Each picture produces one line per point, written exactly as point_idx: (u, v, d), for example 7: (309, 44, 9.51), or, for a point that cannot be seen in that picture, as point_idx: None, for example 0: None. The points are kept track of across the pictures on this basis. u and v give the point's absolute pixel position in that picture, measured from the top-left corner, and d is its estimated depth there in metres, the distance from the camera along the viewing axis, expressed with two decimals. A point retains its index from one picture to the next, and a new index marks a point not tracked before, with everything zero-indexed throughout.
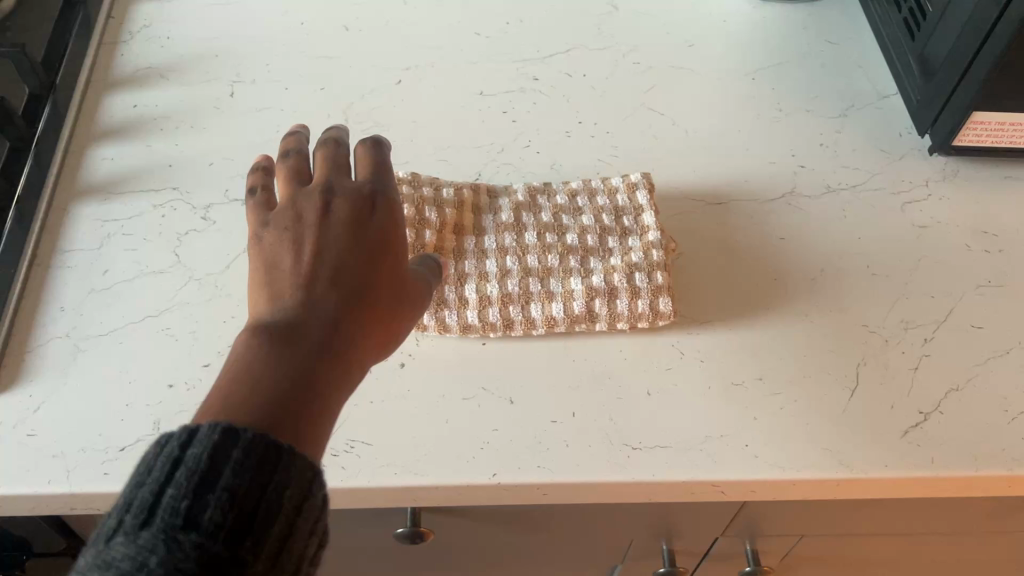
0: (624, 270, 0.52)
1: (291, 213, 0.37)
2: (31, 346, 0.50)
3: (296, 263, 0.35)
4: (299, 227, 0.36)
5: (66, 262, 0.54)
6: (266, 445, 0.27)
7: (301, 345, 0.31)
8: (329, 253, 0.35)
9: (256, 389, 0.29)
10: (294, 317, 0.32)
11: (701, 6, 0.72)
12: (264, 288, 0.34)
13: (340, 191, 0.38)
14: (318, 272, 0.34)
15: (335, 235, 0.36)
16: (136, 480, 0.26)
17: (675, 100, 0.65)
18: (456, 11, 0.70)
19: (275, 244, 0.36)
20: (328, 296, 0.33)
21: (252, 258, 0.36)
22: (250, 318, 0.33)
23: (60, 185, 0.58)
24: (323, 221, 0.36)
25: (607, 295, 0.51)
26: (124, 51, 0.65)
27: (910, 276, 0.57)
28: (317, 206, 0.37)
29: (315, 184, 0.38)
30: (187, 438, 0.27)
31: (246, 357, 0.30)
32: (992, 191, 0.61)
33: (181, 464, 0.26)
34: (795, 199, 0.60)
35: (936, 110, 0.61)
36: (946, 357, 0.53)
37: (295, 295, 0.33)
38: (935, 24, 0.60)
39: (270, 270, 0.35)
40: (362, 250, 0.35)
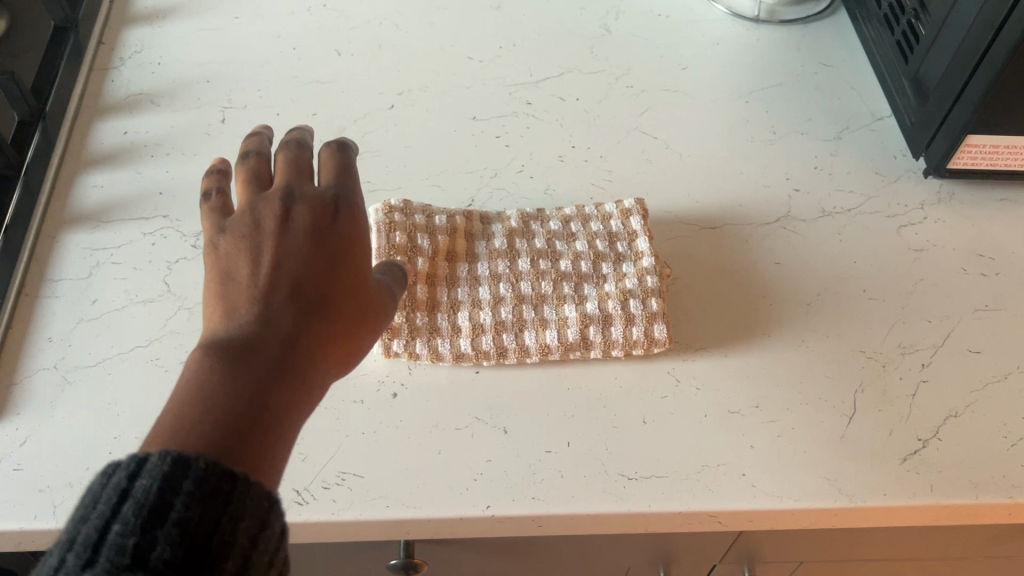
0: (618, 296, 0.52)
1: (248, 220, 0.36)
2: (18, 377, 0.50)
3: (252, 275, 0.33)
4: (257, 236, 0.35)
5: (54, 292, 0.53)
6: (219, 473, 0.26)
7: (255, 364, 0.30)
8: (288, 264, 0.34)
9: (206, 415, 0.28)
10: (248, 334, 0.31)
11: (694, 29, 0.72)
12: (218, 302, 0.33)
13: (301, 197, 0.36)
14: (274, 287, 0.33)
15: (296, 244, 0.34)
16: (81, 514, 0.25)
17: (669, 123, 0.65)
18: (449, 35, 0.70)
19: (232, 254, 0.35)
20: (285, 310, 0.32)
21: (207, 268, 0.35)
22: (203, 334, 0.32)
23: (49, 213, 0.57)
24: (283, 230, 0.35)
25: (601, 322, 0.51)
26: (115, 76, 0.65)
27: (906, 299, 0.56)
28: (276, 214, 0.36)
29: (275, 189, 0.37)
30: (136, 468, 0.26)
31: (195, 378, 0.29)
32: (988, 213, 0.61)
33: (129, 497, 0.25)
34: (789, 222, 0.60)
35: (931, 133, 0.60)
36: (945, 383, 0.53)
37: (250, 310, 0.32)
38: (928, 47, 0.60)
39: (224, 281, 0.34)
40: (322, 260, 0.34)
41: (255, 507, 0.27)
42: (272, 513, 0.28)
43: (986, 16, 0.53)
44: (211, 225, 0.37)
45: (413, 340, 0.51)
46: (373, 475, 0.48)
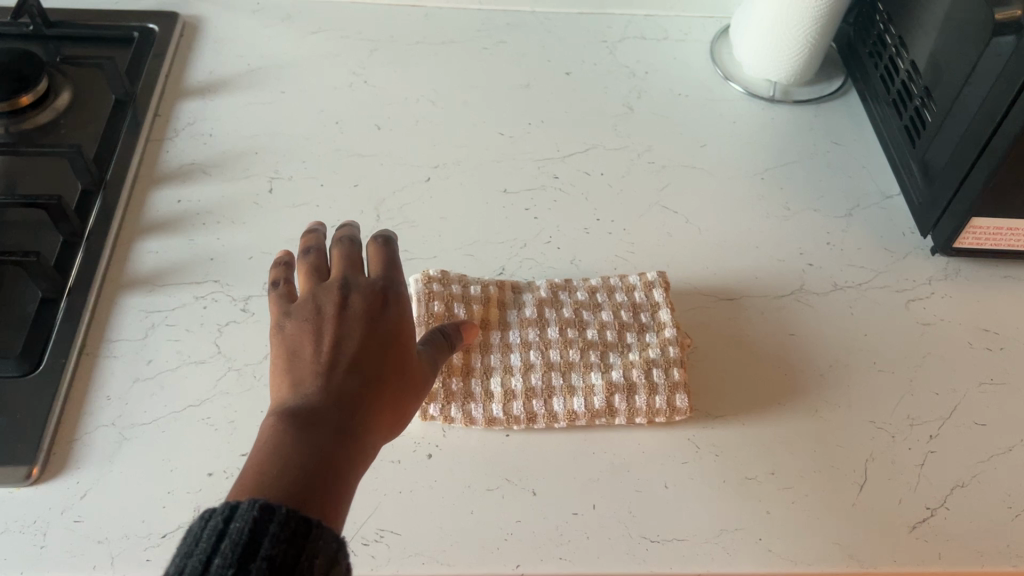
0: (639, 367, 0.55)
1: (312, 306, 0.41)
2: (80, 433, 0.53)
3: (316, 351, 0.39)
4: (319, 319, 0.40)
5: (113, 352, 0.57)
6: (297, 519, 0.31)
7: (324, 428, 0.35)
8: (347, 344, 0.39)
9: (285, 469, 0.33)
10: (315, 403, 0.36)
11: (712, 107, 0.76)
12: (287, 375, 0.38)
13: (356, 287, 0.42)
14: (336, 361, 0.38)
15: (354, 327, 0.40)
16: (184, 552, 0.29)
17: (688, 198, 0.69)
18: (481, 111, 0.74)
19: (297, 334, 0.40)
20: (346, 382, 0.38)
21: (274, 346, 0.40)
22: (274, 403, 0.38)
23: (108, 276, 0.61)
24: (341, 314, 0.41)
25: (625, 391, 0.54)
26: (170, 147, 0.69)
27: (913, 372, 0.59)
28: (336, 300, 0.41)
29: (333, 281, 0.43)
30: (229, 513, 0.30)
31: (274, 439, 0.34)
32: (992, 290, 0.64)
33: (226, 536, 0.29)
34: (803, 295, 0.63)
35: (937, 213, 0.64)
36: (951, 454, 0.55)
37: (316, 381, 0.37)
38: (934, 132, 0.64)
39: (290, 356, 0.39)
40: (375, 341, 0.40)
41: (327, 547, 0.31)
42: (341, 554, 0.32)
43: (988, 109, 0.57)
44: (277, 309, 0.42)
45: (449, 405, 0.54)
46: (410, 533, 0.50)
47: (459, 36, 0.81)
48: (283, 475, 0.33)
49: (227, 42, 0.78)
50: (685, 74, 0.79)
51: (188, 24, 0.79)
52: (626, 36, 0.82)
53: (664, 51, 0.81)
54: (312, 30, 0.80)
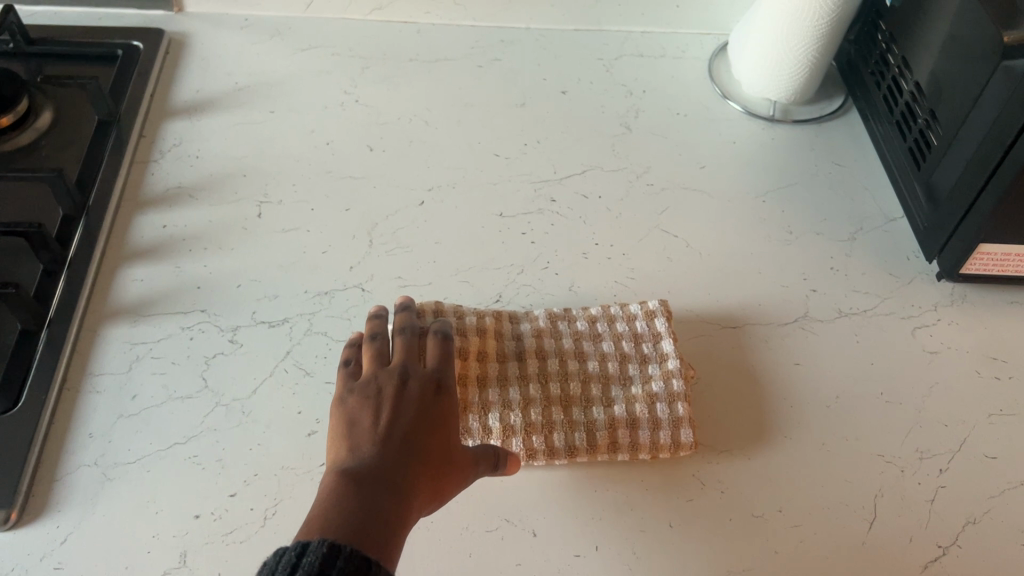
0: (642, 403, 0.54)
1: (373, 386, 0.44)
2: (60, 473, 0.51)
3: (374, 424, 0.42)
4: (379, 398, 0.43)
5: (96, 387, 0.55)
6: (360, 559, 0.33)
7: (379, 491, 0.38)
8: (403, 421, 0.42)
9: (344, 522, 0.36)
10: (371, 468, 0.39)
11: (712, 127, 0.75)
12: (345, 440, 0.41)
13: (414, 375, 0.45)
14: (391, 435, 0.41)
15: (409, 405, 0.43)
16: None
17: (688, 222, 0.67)
18: (476, 131, 0.72)
19: (358, 407, 0.43)
20: (400, 452, 0.41)
21: (334, 417, 0.44)
22: (331, 465, 0.41)
23: (91, 306, 0.59)
24: (399, 394, 0.44)
25: (627, 425, 0.53)
26: (155, 169, 0.67)
27: (922, 402, 0.58)
28: (395, 383, 0.44)
29: (394, 365, 0.46)
30: (301, 549, 0.32)
31: (333, 498, 0.37)
32: (999, 315, 0.63)
33: (299, 568, 0.31)
34: (808, 322, 0.62)
35: (944, 238, 0.63)
36: (963, 488, 0.54)
37: (372, 449, 0.41)
38: (940, 155, 0.63)
39: (348, 425, 0.42)
40: (427, 419, 0.43)
41: None
42: None
43: (995, 136, 0.56)
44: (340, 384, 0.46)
45: None
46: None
47: (453, 53, 0.79)
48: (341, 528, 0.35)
49: (215, 60, 0.76)
50: (683, 93, 0.77)
51: (174, 40, 0.77)
52: (623, 53, 0.80)
53: (662, 69, 0.79)
54: (301, 46, 0.78)
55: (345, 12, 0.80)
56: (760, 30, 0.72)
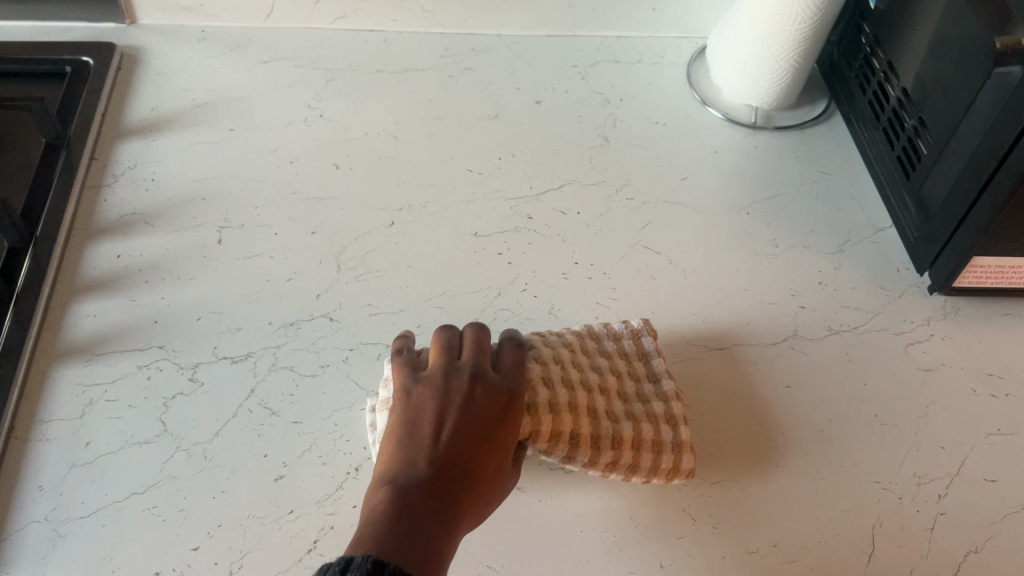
0: (664, 426, 0.50)
1: (441, 384, 0.45)
2: (7, 532, 0.47)
3: (434, 432, 0.43)
4: (446, 399, 0.44)
5: (46, 434, 0.51)
6: None
7: (424, 512, 0.39)
8: (462, 433, 0.43)
9: (385, 544, 0.36)
10: (423, 484, 0.40)
11: (693, 136, 0.72)
12: (402, 448, 0.42)
13: (484, 378, 0.46)
14: (446, 448, 0.42)
15: (471, 416, 0.43)
16: None
17: (672, 236, 0.65)
18: (448, 146, 0.69)
19: (419, 407, 0.44)
20: (450, 471, 0.41)
21: (397, 411, 0.45)
22: (386, 469, 0.42)
23: (40, 345, 0.55)
24: (466, 401, 0.44)
25: (652, 446, 0.49)
26: (108, 195, 0.63)
27: (918, 425, 0.56)
28: (465, 386, 0.45)
29: (465, 365, 0.47)
30: (345, 566, 0.34)
31: (381, 516, 0.38)
32: (993, 329, 0.61)
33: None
34: (798, 341, 0.59)
35: (936, 251, 0.60)
36: (963, 516, 0.52)
37: (427, 463, 0.41)
38: (930, 165, 0.60)
39: (407, 433, 0.43)
40: (485, 436, 0.43)
41: None
42: None
43: (990, 144, 0.54)
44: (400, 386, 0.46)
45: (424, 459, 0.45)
46: None
47: (422, 63, 0.76)
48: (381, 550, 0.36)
49: (170, 75, 0.72)
50: (662, 100, 0.75)
51: (127, 55, 0.73)
52: (598, 60, 0.78)
53: (639, 76, 0.76)
54: (262, 59, 0.74)
55: (308, 22, 0.77)
56: (744, 11, 0.69)
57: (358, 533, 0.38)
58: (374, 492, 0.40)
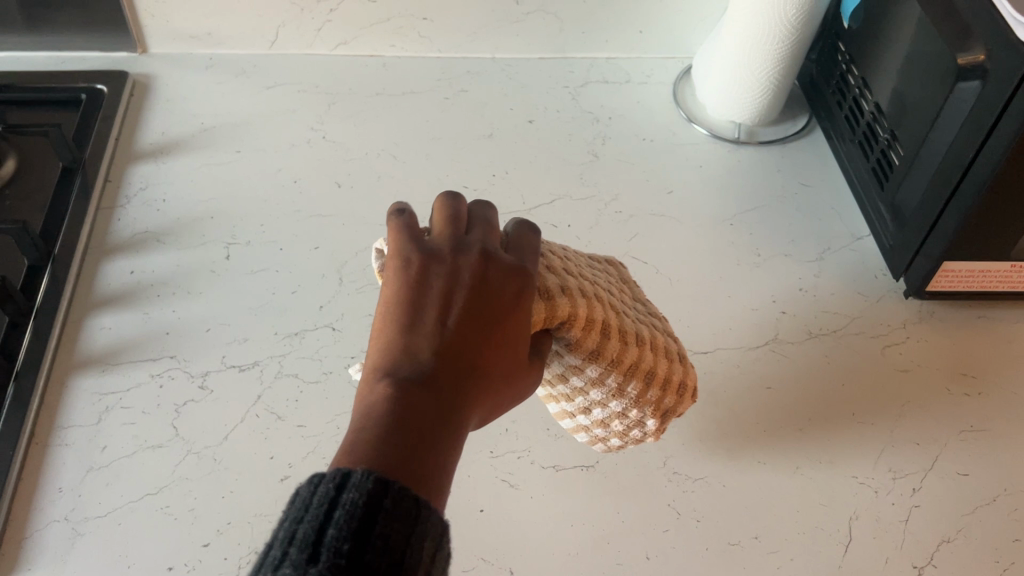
0: (674, 365, 0.49)
1: (447, 266, 0.39)
2: (30, 531, 0.50)
3: (438, 317, 0.37)
4: (450, 283, 0.38)
5: (64, 440, 0.54)
6: (409, 499, 0.30)
7: (429, 395, 0.35)
8: (467, 320, 0.38)
9: (389, 435, 0.33)
10: (425, 373, 0.36)
11: (679, 151, 0.75)
12: (401, 333, 0.37)
13: (494, 264, 0.40)
14: (450, 338, 0.37)
15: (476, 305, 0.38)
16: (296, 516, 0.29)
17: (658, 246, 0.68)
18: (444, 164, 0.72)
19: (420, 290, 0.38)
20: (455, 361, 0.37)
21: (396, 287, 0.38)
22: (382, 356, 0.37)
23: (58, 357, 0.58)
24: (472, 286, 0.39)
25: (659, 384, 0.48)
26: (121, 215, 0.67)
27: (894, 423, 0.58)
28: (473, 269, 0.39)
29: (471, 246, 0.40)
30: (342, 481, 0.30)
31: (382, 399, 0.34)
32: (967, 330, 0.63)
33: (338, 506, 0.29)
34: (779, 345, 0.62)
35: (909, 257, 0.63)
36: (937, 508, 0.54)
37: (430, 356, 0.36)
38: (902, 175, 0.63)
39: (404, 327, 0.37)
40: (491, 327, 0.38)
41: (434, 533, 0.30)
42: (443, 539, 0.31)
43: (955, 154, 0.57)
44: (396, 282, 0.39)
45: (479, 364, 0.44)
46: None
47: (419, 86, 0.79)
48: (387, 442, 0.33)
49: (179, 101, 0.76)
50: (650, 118, 0.78)
51: (138, 82, 0.77)
52: (588, 80, 0.81)
53: (627, 95, 0.80)
54: (267, 84, 0.78)
55: (310, 48, 0.80)
56: (733, 10, 0.71)
57: (354, 427, 0.34)
58: (371, 388, 0.35)
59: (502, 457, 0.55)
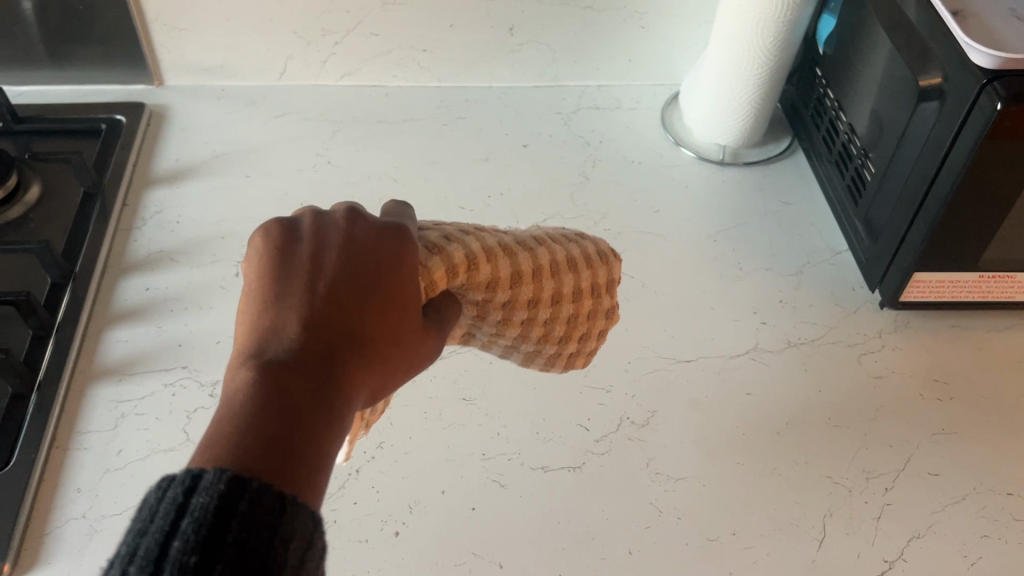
0: (588, 270, 0.47)
1: (313, 245, 0.37)
2: (50, 527, 0.54)
3: (306, 297, 0.35)
4: (315, 263, 0.36)
5: (83, 443, 0.58)
6: (270, 495, 0.28)
7: (299, 377, 0.32)
8: (339, 296, 0.35)
9: (253, 422, 0.30)
10: (294, 354, 0.33)
11: (666, 172, 0.79)
12: (263, 317, 0.34)
13: (367, 241, 0.38)
14: (319, 315, 0.35)
15: (349, 279, 0.36)
16: (140, 527, 0.26)
17: (645, 262, 0.71)
18: (442, 186, 0.76)
19: (283, 273, 0.36)
20: (326, 340, 0.34)
21: (255, 275, 0.36)
22: (245, 344, 0.34)
23: (77, 368, 0.62)
24: (344, 260, 0.36)
25: (573, 298, 0.47)
26: (137, 236, 0.71)
27: (868, 426, 0.61)
28: (339, 247, 0.37)
29: (339, 224, 0.38)
30: (191, 485, 0.27)
31: (246, 385, 0.31)
32: (939, 340, 0.67)
33: (187, 513, 0.27)
34: (758, 353, 0.65)
35: (883, 269, 0.66)
36: (908, 506, 0.57)
37: (295, 336, 0.34)
38: (874, 191, 0.67)
39: (268, 305, 0.34)
40: (366, 300, 0.36)
41: (301, 529, 0.28)
42: (315, 534, 0.29)
43: (920, 170, 0.60)
44: (255, 263, 0.36)
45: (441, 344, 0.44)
46: None
47: (419, 114, 0.83)
48: (252, 429, 0.30)
49: (193, 129, 0.80)
50: (639, 142, 0.82)
51: (155, 112, 0.82)
52: (580, 107, 0.85)
53: (617, 120, 0.84)
54: (276, 113, 0.82)
55: (316, 79, 0.85)
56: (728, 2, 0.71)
57: (216, 418, 0.31)
58: (231, 374, 0.32)
59: (493, 458, 0.58)
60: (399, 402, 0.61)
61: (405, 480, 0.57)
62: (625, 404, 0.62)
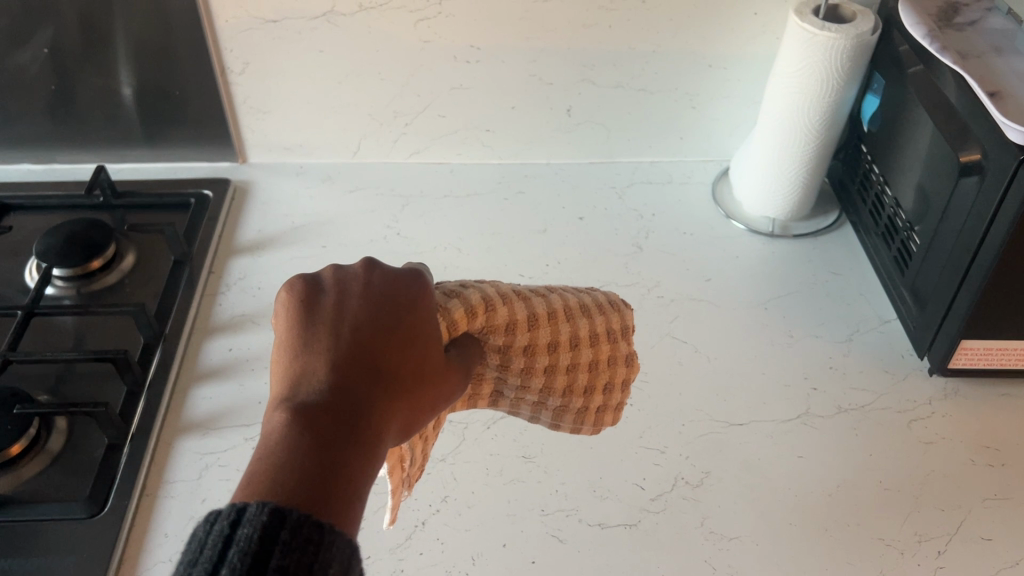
0: (600, 317, 0.51)
1: (337, 306, 0.40)
2: (139, 569, 0.57)
3: (334, 351, 0.38)
4: (340, 320, 0.40)
5: (169, 492, 0.62)
6: (311, 526, 0.31)
7: (332, 421, 0.36)
8: (364, 348, 0.39)
9: (292, 458, 0.34)
10: (325, 400, 0.37)
11: (716, 243, 0.82)
12: (295, 370, 0.38)
13: (386, 299, 0.41)
14: (348, 366, 0.38)
15: (374, 332, 0.40)
16: (192, 557, 0.29)
17: (696, 328, 0.74)
18: (503, 255, 0.81)
19: (312, 331, 0.39)
20: (357, 386, 0.38)
21: (286, 335, 0.39)
22: (281, 394, 0.37)
23: (166, 423, 0.67)
24: (366, 316, 0.40)
25: (590, 343, 0.50)
26: (222, 301, 0.76)
27: (919, 490, 0.62)
28: (362, 306, 0.41)
29: (360, 286, 0.42)
30: (236, 518, 0.31)
31: (283, 430, 0.35)
32: (990, 407, 0.68)
33: (233, 544, 0.29)
34: (810, 418, 0.67)
35: (931, 336, 0.68)
36: (962, 568, 0.58)
37: (326, 386, 0.37)
38: (920, 261, 0.70)
39: (296, 353, 0.38)
40: (390, 351, 0.40)
41: (341, 555, 0.31)
42: (354, 560, 0.32)
43: (964, 240, 0.63)
44: (282, 317, 0.40)
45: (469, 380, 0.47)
46: None
47: (481, 188, 0.89)
48: (292, 464, 0.34)
49: (272, 203, 0.87)
50: (690, 214, 0.86)
51: (239, 187, 0.88)
52: (634, 181, 0.90)
53: (669, 195, 0.88)
54: (350, 188, 0.88)
55: (387, 157, 0.91)
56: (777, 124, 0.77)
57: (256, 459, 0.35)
58: (269, 416, 0.36)
59: (552, 514, 0.61)
60: (462, 457, 0.64)
61: (468, 533, 0.60)
62: (679, 464, 0.64)
